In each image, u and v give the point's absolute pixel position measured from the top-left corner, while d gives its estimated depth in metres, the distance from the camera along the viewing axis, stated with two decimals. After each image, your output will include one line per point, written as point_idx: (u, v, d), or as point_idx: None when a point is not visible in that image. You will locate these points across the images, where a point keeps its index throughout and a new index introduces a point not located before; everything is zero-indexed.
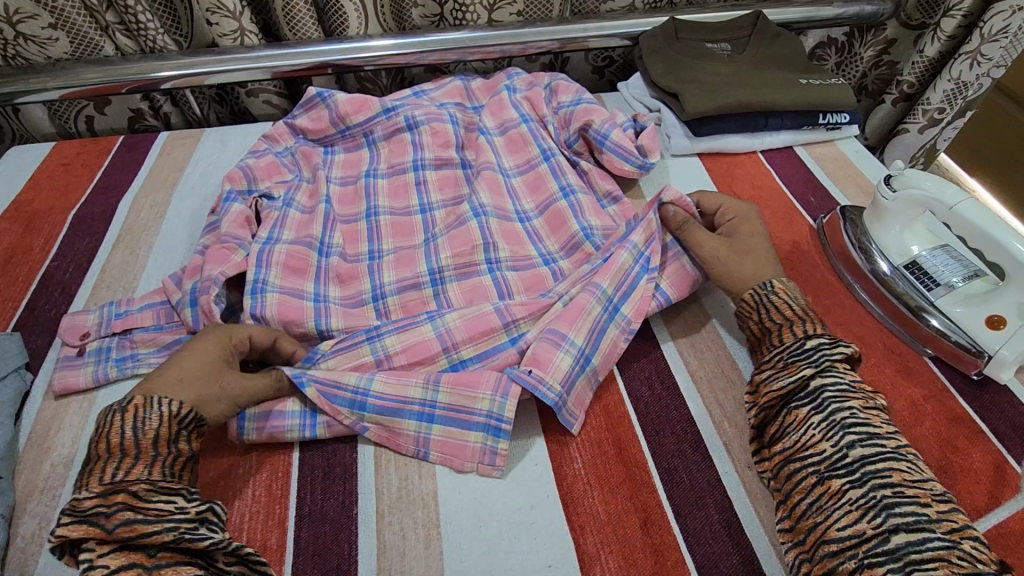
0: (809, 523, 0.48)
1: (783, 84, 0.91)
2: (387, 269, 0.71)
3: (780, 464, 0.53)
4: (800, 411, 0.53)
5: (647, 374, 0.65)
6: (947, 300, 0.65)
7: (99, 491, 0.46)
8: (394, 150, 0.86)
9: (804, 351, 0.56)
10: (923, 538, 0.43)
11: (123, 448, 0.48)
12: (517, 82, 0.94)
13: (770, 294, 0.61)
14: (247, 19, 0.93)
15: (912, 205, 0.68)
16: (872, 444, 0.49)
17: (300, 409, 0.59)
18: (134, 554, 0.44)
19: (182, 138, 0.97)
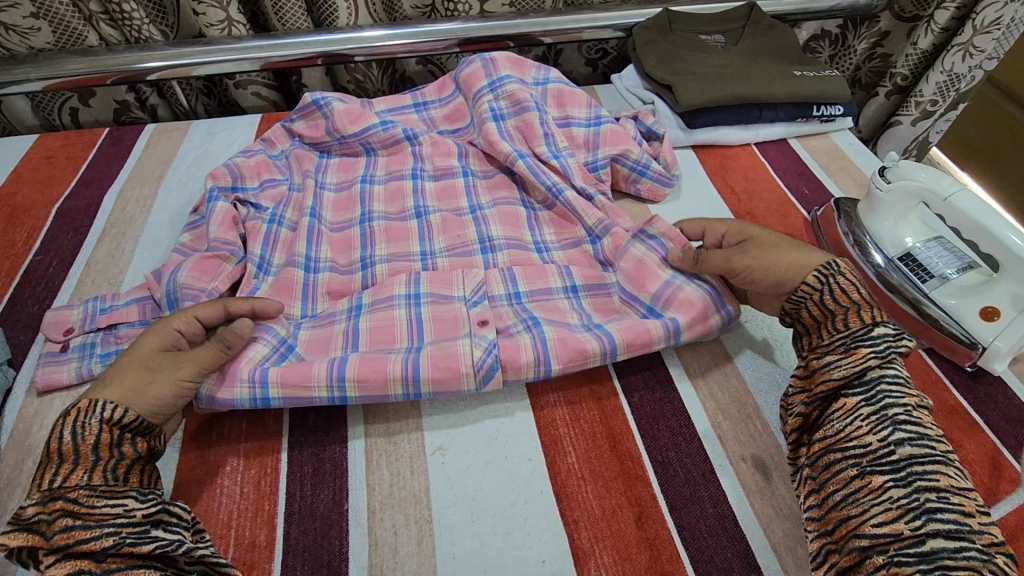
0: (841, 514, 0.46)
1: (777, 75, 0.90)
2: (363, 317, 0.63)
3: (819, 451, 0.50)
4: (849, 399, 0.50)
5: (640, 368, 0.64)
6: (943, 291, 0.65)
7: (39, 499, 0.44)
8: (392, 161, 0.84)
9: (871, 338, 0.52)
10: (962, 546, 0.41)
11: (67, 455, 0.46)
12: (501, 98, 0.84)
13: (836, 275, 0.56)
14: (233, 9, 0.92)
15: (906, 198, 0.67)
16: (922, 444, 0.47)
17: (251, 394, 0.55)
18: (77, 563, 0.42)
19: (169, 130, 0.95)
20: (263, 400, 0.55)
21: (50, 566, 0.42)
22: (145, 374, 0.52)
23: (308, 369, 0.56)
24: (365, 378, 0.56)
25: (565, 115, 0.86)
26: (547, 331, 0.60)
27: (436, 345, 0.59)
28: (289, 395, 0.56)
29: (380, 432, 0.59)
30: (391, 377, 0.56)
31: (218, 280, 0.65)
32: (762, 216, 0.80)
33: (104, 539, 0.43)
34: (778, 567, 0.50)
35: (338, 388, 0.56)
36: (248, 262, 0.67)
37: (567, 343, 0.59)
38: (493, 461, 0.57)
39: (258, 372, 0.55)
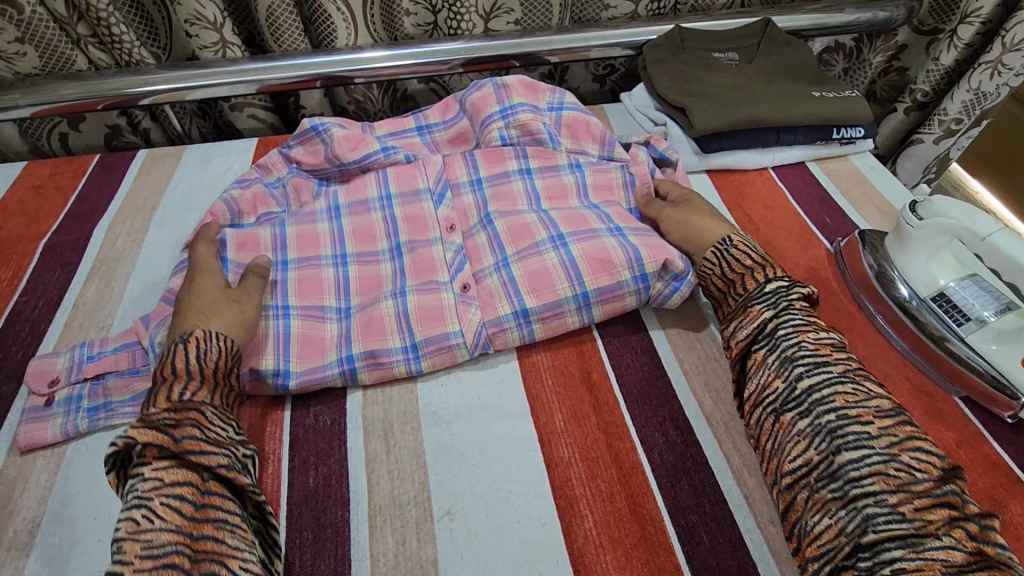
0: (771, 458, 0.51)
1: (795, 96, 0.87)
2: (352, 267, 0.70)
3: (747, 409, 0.55)
4: (758, 354, 0.55)
5: (658, 416, 0.61)
6: (979, 336, 0.61)
7: (169, 407, 0.49)
8: (401, 175, 0.78)
9: (764, 295, 0.58)
10: (863, 454, 0.46)
11: (190, 373, 0.52)
12: (512, 125, 0.80)
13: (731, 248, 0.64)
14: (228, 30, 0.88)
15: (938, 234, 0.64)
16: (818, 372, 0.51)
17: (276, 364, 0.61)
18: (181, 470, 0.47)
19: (161, 156, 0.92)
20: (284, 312, 0.65)
21: (159, 469, 0.46)
22: (230, 306, 0.59)
23: (321, 342, 0.63)
24: (368, 321, 0.64)
25: (578, 148, 0.82)
26: (515, 268, 0.66)
27: (420, 291, 0.66)
28: (306, 336, 0.63)
29: (384, 494, 0.55)
30: (389, 322, 0.63)
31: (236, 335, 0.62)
32: (782, 247, 0.77)
33: (218, 457, 0.48)
34: None
35: (345, 320, 0.65)
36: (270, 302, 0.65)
37: (533, 271, 0.66)
38: (504, 527, 0.53)
39: (277, 290, 0.67)
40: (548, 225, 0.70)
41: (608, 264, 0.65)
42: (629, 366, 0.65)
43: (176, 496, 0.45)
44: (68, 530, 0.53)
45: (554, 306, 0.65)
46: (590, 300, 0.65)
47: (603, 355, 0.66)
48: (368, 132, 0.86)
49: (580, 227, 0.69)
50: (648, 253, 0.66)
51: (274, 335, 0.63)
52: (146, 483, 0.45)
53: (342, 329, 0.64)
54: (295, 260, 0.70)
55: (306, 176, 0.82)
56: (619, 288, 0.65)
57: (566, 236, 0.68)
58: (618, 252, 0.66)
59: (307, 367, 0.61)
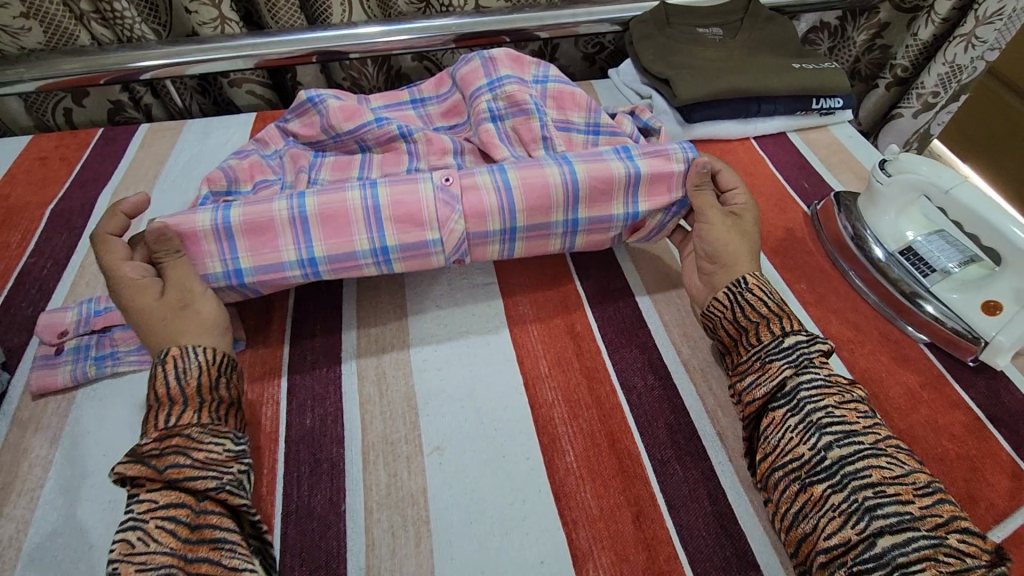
0: (797, 532, 0.46)
1: (776, 68, 0.90)
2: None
3: (764, 473, 0.50)
4: (776, 413, 0.51)
5: (639, 364, 0.64)
6: (943, 286, 0.64)
7: (156, 436, 0.48)
8: (408, 179, 0.77)
9: (783, 349, 0.53)
10: (907, 539, 0.41)
11: (174, 397, 0.51)
12: (500, 98, 0.82)
13: (746, 291, 0.59)
14: (226, 7, 0.91)
15: (905, 190, 0.67)
16: (850, 443, 0.47)
17: (224, 268, 0.60)
18: (177, 495, 0.46)
19: (162, 130, 0.95)
20: (224, 207, 0.59)
21: (154, 491, 0.46)
22: (183, 316, 0.56)
23: (266, 226, 0.59)
24: (325, 215, 0.60)
25: (565, 118, 0.84)
26: (510, 174, 0.63)
27: (393, 183, 0.62)
28: (251, 223, 0.59)
29: (378, 432, 0.58)
30: (353, 215, 0.61)
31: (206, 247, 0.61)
32: (761, 210, 0.80)
33: (210, 479, 0.47)
34: (778, 565, 0.50)
35: (297, 202, 0.60)
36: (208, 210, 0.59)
37: (533, 238, 0.67)
38: (490, 461, 0.56)
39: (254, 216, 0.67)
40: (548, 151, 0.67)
41: (606, 191, 0.65)
42: (611, 319, 0.68)
43: (171, 518, 0.45)
44: (79, 465, 0.56)
45: (541, 227, 0.66)
46: (579, 227, 0.67)
47: (590, 313, 0.69)
48: (363, 103, 0.88)
49: (589, 151, 0.66)
50: (646, 186, 0.66)
51: (212, 229, 0.58)
52: (141, 505, 0.45)
53: (295, 211, 0.60)
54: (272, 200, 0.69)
55: (302, 148, 0.85)
56: (611, 215, 0.67)
57: (571, 157, 0.65)
58: (620, 181, 0.65)
59: (259, 262, 0.60)
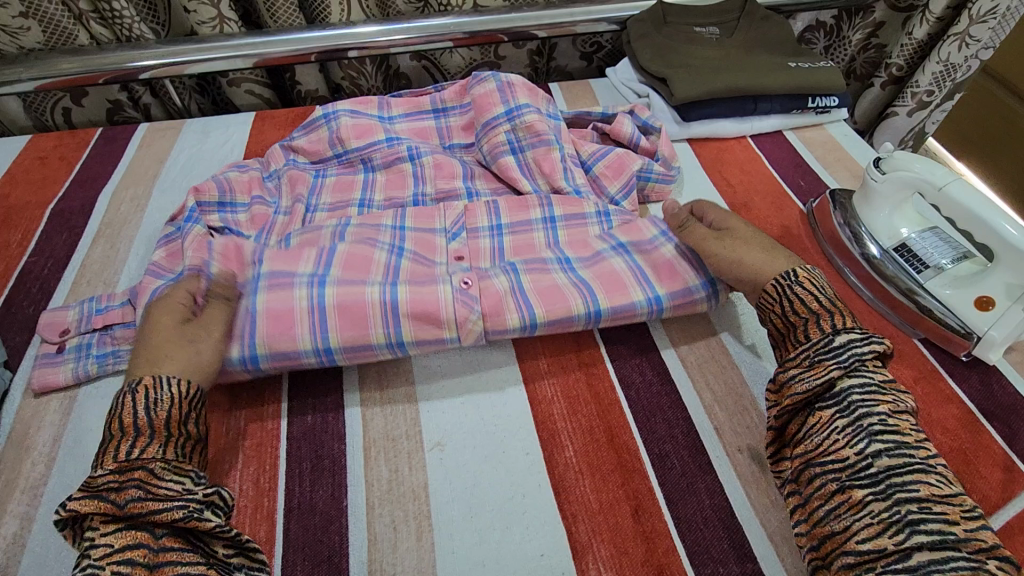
0: (825, 532, 0.46)
1: (772, 67, 0.90)
2: (342, 246, 0.65)
3: (800, 467, 0.50)
4: (824, 412, 0.50)
5: (637, 361, 0.65)
6: (937, 282, 0.65)
7: (114, 468, 0.46)
8: (420, 215, 0.74)
9: (834, 349, 0.52)
10: (947, 557, 0.41)
11: (139, 428, 0.48)
12: (519, 128, 0.82)
13: (794, 285, 0.57)
14: (225, 7, 0.91)
15: (900, 188, 0.67)
16: (899, 455, 0.46)
17: (242, 352, 0.57)
18: (135, 536, 0.44)
19: (162, 129, 0.95)
20: (253, 280, 0.60)
21: (110, 535, 0.44)
22: (181, 347, 0.54)
23: (289, 317, 0.58)
24: (344, 307, 0.59)
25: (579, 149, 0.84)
26: (522, 278, 0.65)
27: (412, 284, 0.61)
28: (274, 310, 0.58)
29: (378, 429, 0.59)
30: (371, 312, 0.59)
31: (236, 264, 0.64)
32: (758, 209, 0.81)
33: (169, 518, 0.45)
34: (774, 555, 0.51)
35: (316, 291, 0.59)
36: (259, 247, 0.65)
37: (544, 287, 0.64)
38: (490, 457, 0.57)
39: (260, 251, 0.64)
40: (554, 249, 0.71)
41: (619, 284, 0.65)
42: None
43: (128, 560, 0.42)
44: (81, 463, 0.57)
45: (565, 321, 0.62)
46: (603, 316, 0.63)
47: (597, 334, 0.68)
48: (381, 113, 0.89)
49: (585, 252, 0.70)
50: (654, 275, 0.66)
51: (243, 315, 0.58)
52: (98, 548, 0.43)
53: (314, 302, 0.59)
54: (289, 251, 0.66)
55: (304, 165, 0.85)
56: (633, 304, 0.64)
57: (573, 261, 0.68)
58: (626, 275, 0.66)
59: (279, 352, 0.58)
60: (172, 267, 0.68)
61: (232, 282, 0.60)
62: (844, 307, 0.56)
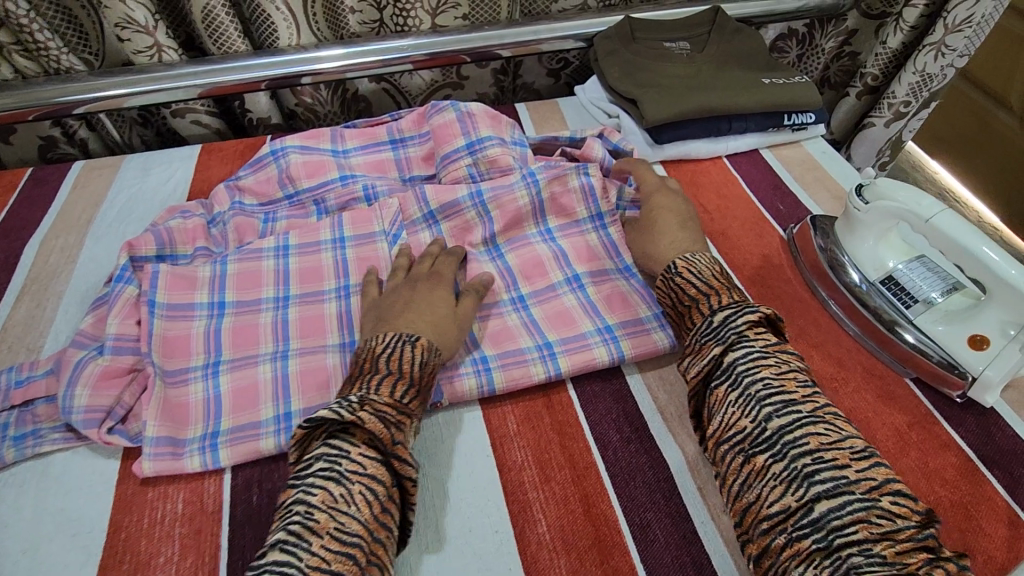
0: (744, 504, 0.48)
1: (746, 84, 0.86)
2: (293, 308, 0.70)
3: (712, 447, 0.52)
4: (718, 391, 0.53)
5: (613, 415, 0.60)
6: (927, 317, 0.61)
7: (388, 402, 0.52)
8: (357, 218, 0.77)
9: (714, 327, 0.56)
10: (842, 502, 0.43)
11: (410, 377, 0.54)
12: (481, 162, 0.78)
13: (676, 275, 0.62)
14: (162, 34, 0.85)
15: (883, 217, 0.63)
16: (789, 413, 0.49)
17: (276, 443, 0.59)
18: (380, 470, 0.48)
19: (99, 167, 0.88)
20: (212, 371, 0.63)
21: (365, 458, 0.49)
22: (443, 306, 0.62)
23: (256, 392, 0.62)
24: (307, 373, 0.64)
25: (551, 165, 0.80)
26: (491, 359, 0.63)
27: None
28: (236, 389, 0.62)
29: None
30: (332, 372, 0.64)
31: (189, 352, 0.64)
32: (736, 236, 0.76)
33: (411, 469, 0.51)
34: None
35: (280, 363, 0.64)
36: (266, 303, 0.70)
37: (507, 353, 0.63)
38: (455, 537, 0.51)
39: (211, 343, 0.65)
40: (533, 333, 0.66)
41: (569, 321, 0.67)
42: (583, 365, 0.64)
43: (371, 488, 0.47)
44: None
45: (516, 354, 0.63)
46: (555, 350, 0.64)
47: (568, 384, 0.63)
48: (336, 146, 0.86)
49: (539, 283, 0.71)
50: (607, 308, 0.68)
51: (203, 400, 0.61)
52: (349, 463, 0.48)
53: (281, 416, 0.60)
54: (233, 303, 0.69)
55: (252, 207, 0.80)
56: (595, 360, 0.63)
57: (554, 346, 0.64)
58: (577, 312, 0.68)
59: (240, 423, 0.60)
60: (98, 336, 0.63)
61: (179, 373, 0.62)
62: (720, 284, 0.60)
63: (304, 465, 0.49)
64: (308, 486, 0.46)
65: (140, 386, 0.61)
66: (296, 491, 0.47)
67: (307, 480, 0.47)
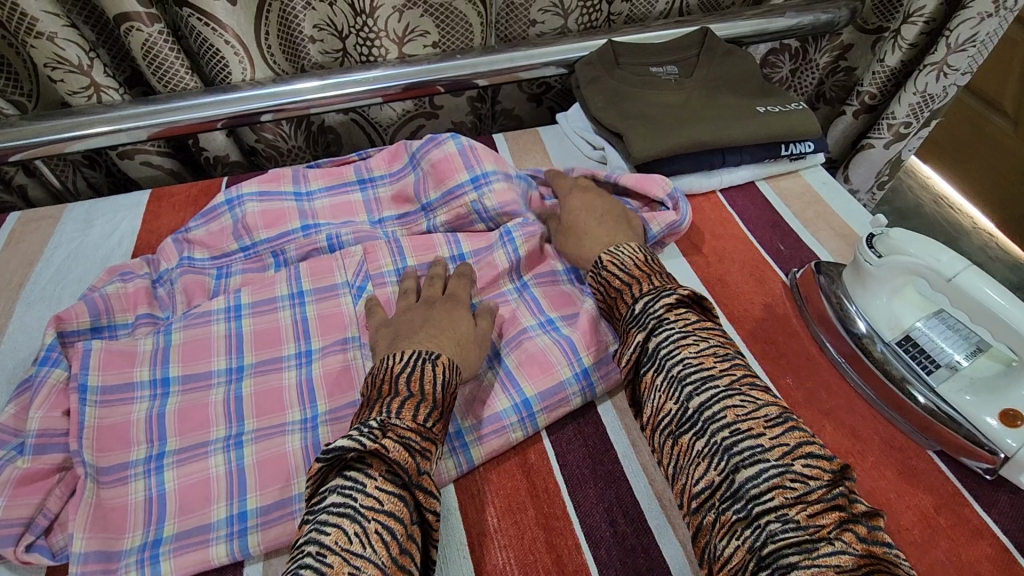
0: (680, 485, 0.45)
1: (739, 113, 0.80)
2: (247, 382, 0.62)
3: (650, 434, 0.49)
4: (645, 376, 0.50)
5: (606, 501, 0.53)
6: (952, 385, 0.55)
7: (411, 425, 0.47)
8: (317, 269, 0.70)
9: (635, 316, 0.53)
10: (758, 469, 0.41)
11: (429, 400, 0.50)
12: (487, 198, 0.72)
13: (602, 269, 0.60)
14: (100, 72, 0.77)
15: (898, 274, 0.57)
16: (707, 388, 0.46)
17: (229, 550, 0.51)
18: (398, 504, 0.43)
19: (35, 219, 0.80)
20: (156, 466, 0.56)
21: (384, 490, 0.43)
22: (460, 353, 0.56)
23: (205, 489, 0.54)
24: (264, 463, 0.56)
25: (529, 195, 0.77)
26: (465, 428, 0.56)
27: (334, 419, 0.59)
28: (184, 486, 0.54)
29: None
30: (293, 462, 0.56)
31: (128, 443, 0.57)
32: (736, 283, 0.70)
33: (432, 499, 0.46)
34: None
35: (234, 454, 0.56)
36: (217, 375, 0.62)
37: (484, 421, 0.56)
38: None
39: (153, 430, 0.58)
40: (509, 387, 0.58)
41: (545, 365, 0.59)
42: (571, 444, 0.58)
43: (388, 528, 0.41)
44: None
45: (492, 423, 0.56)
46: (534, 409, 0.57)
47: (543, 434, 0.58)
48: (298, 186, 0.78)
49: (511, 330, 0.64)
50: (581, 342, 0.61)
51: (145, 500, 0.54)
52: (366, 499, 0.42)
53: (234, 516, 0.53)
54: (178, 379, 0.61)
55: (202, 262, 0.72)
56: (568, 401, 0.58)
57: (533, 404, 0.57)
58: (552, 351, 0.60)
59: (186, 527, 0.52)
60: (21, 429, 0.56)
61: (116, 470, 0.55)
62: (642, 272, 0.58)
63: (319, 497, 0.44)
64: (324, 522, 0.41)
65: (68, 488, 0.54)
66: (309, 528, 0.41)
67: (320, 518, 0.41)
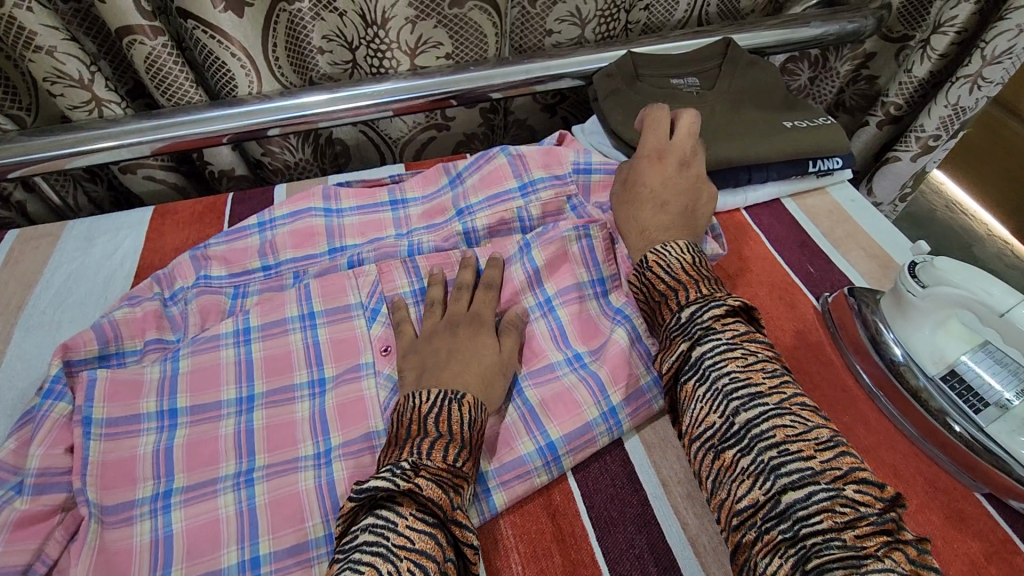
0: (719, 499, 0.43)
1: (766, 128, 0.77)
2: (258, 414, 0.59)
3: (686, 445, 0.47)
4: (687, 385, 0.47)
5: (637, 547, 0.51)
6: (1003, 426, 0.52)
7: (443, 465, 0.45)
8: (328, 289, 0.67)
9: (682, 326, 0.50)
10: (809, 492, 0.38)
11: (460, 438, 0.48)
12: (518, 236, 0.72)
13: (646, 270, 0.56)
14: (101, 86, 0.74)
15: (942, 306, 0.54)
16: (756, 405, 0.43)
17: None
18: (432, 544, 0.41)
19: (34, 238, 0.77)
20: (163, 505, 0.52)
21: (416, 530, 0.41)
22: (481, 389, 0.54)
23: (215, 531, 0.51)
24: (276, 505, 0.53)
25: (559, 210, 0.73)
26: (487, 471, 0.53)
27: (348, 453, 0.56)
28: (192, 528, 0.51)
29: None
30: (307, 502, 0.53)
31: (133, 481, 0.54)
32: (766, 308, 0.67)
33: (467, 535, 0.44)
34: None
35: (245, 493, 0.54)
36: (228, 405, 0.59)
37: (507, 464, 0.53)
38: None
39: (160, 466, 0.55)
40: (533, 428, 0.56)
41: (571, 406, 0.57)
42: (598, 483, 0.55)
43: (422, 565, 0.39)
44: None
45: (517, 466, 0.53)
46: (559, 452, 0.54)
47: (568, 472, 0.56)
48: (329, 203, 0.75)
49: (536, 364, 0.61)
50: (610, 380, 0.58)
51: (150, 543, 0.50)
52: (399, 538, 0.40)
53: (244, 561, 0.50)
54: (187, 410, 0.58)
55: (219, 280, 0.69)
56: (594, 438, 0.56)
57: (558, 447, 0.55)
58: (579, 390, 0.58)
59: (194, 574, 0.49)
60: (21, 466, 0.53)
61: (121, 511, 0.52)
62: (691, 276, 0.53)
63: (350, 537, 0.42)
64: (356, 562, 0.39)
65: (68, 530, 0.51)
66: (340, 567, 0.39)
67: (352, 557, 0.39)
